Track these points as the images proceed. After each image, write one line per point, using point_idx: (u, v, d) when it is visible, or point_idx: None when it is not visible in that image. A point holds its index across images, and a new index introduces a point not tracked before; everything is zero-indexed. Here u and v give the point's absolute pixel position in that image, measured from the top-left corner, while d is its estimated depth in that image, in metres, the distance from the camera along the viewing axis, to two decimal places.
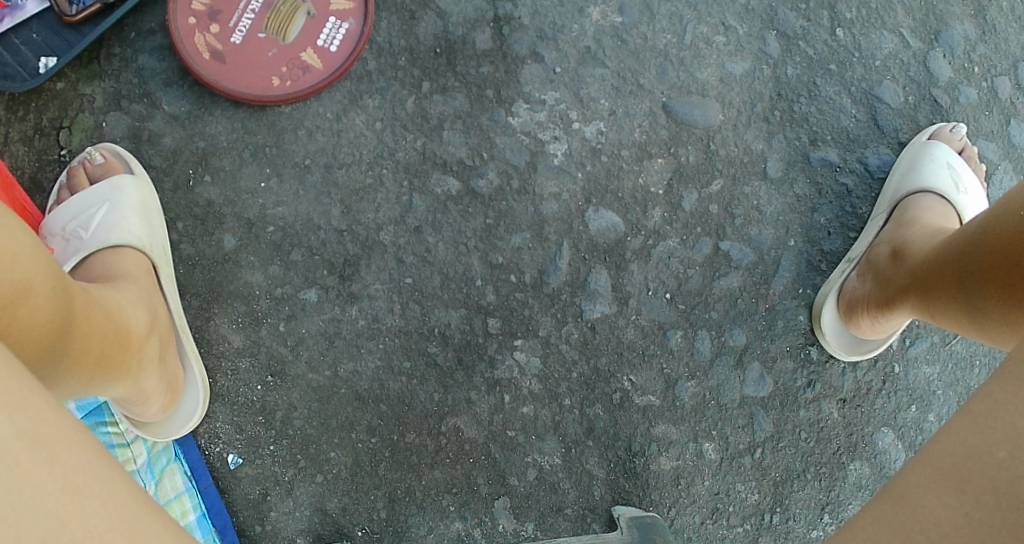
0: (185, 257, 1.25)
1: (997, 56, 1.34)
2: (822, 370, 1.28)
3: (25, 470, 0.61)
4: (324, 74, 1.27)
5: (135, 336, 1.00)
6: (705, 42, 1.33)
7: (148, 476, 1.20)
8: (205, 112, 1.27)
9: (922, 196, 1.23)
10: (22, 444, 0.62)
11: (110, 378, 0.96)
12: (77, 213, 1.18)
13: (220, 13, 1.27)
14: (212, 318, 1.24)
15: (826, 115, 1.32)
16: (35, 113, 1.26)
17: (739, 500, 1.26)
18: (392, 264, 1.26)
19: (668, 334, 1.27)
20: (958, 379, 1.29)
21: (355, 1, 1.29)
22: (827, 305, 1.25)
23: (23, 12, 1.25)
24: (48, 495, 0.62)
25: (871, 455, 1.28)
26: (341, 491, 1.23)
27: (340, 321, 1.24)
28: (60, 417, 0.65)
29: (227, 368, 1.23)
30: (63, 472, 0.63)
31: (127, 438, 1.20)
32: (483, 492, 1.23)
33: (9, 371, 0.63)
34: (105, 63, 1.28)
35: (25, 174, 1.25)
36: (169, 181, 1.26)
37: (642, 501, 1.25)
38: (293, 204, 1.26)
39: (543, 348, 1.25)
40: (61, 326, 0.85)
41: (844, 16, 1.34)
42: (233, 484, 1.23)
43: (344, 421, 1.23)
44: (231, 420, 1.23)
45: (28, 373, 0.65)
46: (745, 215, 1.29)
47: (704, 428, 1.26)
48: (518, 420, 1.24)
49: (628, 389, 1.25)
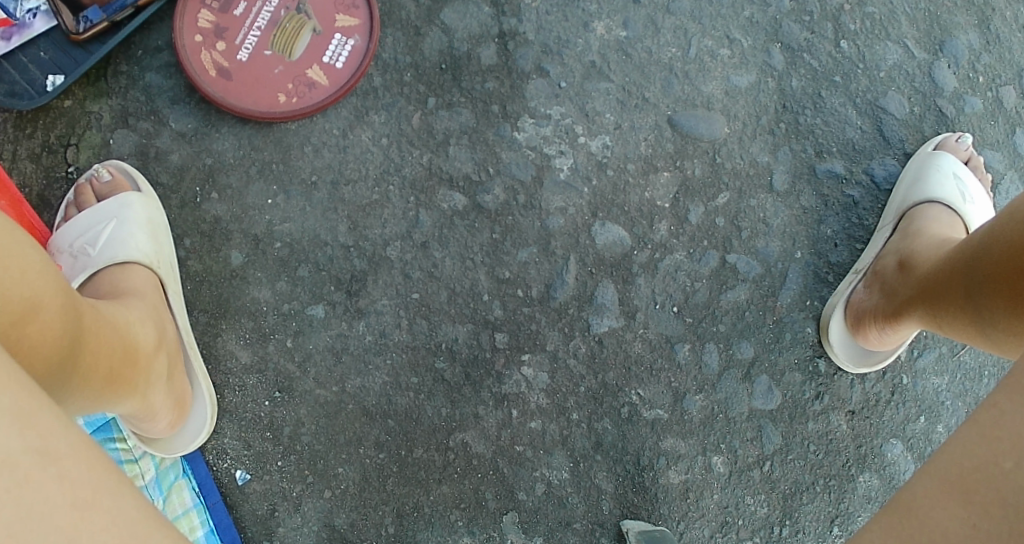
0: (193, 274, 1.26)
1: (1001, 65, 1.34)
2: (830, 382, 1.28)
3: (34, 488, 0.61)
4: (330, 91, 1.28)
5: (144, 352, 1.00)
6: (710, 56, 1.33)
7: (156, 492, 1.21)
8: (212, 129, 1.28)
9: (928, 206, 1.23)
10: (32, 460, 0.62)
11: (119, 395, 0.97)
12: (85, 230, 1.19)
13: (226, 31, 1.28)
14: (219, 334, 1.24)
15: (832, 127, 1.32)
16: (42, 130, 1.27)
17: (748, 514, 1.25)
18: (399, 280, 1.26)
19: (676, 348, 1.26)
20: (966, 389, 1.28)
21: (360, 17, 1.30)
22: (834, 318, 1.25)
23: (30, 31, 1.25)
24: (58, 510, 0.62)
25: (881, 467, 1.27)
26: (349, 506, 1.23)
27: (347, 336, 1.25)
28: (70, 433, 0.65)
29: (234, 384, 1.24)
30: (73, 487, 0.63)
31: (135, 454, 1.21)
32: (491, 507, 1.23)
33: (18, 388, 0.64)
34: (112, 81, 1.28)
35: (33, 191, 1.26)
36: (177, 198, 1.27)
37: (651, 515, 1.24)
38: (300, 220, 1.27)
39: (551, 363, 1.25)
40: (70, 342, 0.85)
41: (848, 27, 1.34)
42: (241, 500, 1.22)
43: (352, 436, 1.23)
44: (239, 436, 1.23)
45: (38, 389, 0.65)
46: (752, 228, 1.29)
47: (713, 441, 1.26)
48: (526, 435, 1.24)
49: (636, 403, 1.25)
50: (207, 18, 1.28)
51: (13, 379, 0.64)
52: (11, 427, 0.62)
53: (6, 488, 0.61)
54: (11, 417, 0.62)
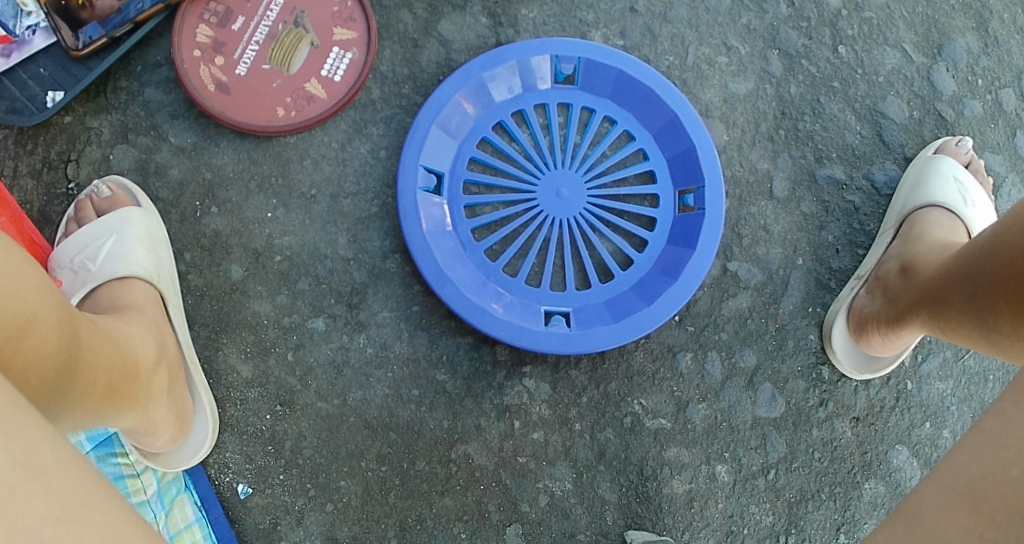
0: (193, 288, 1.25)
1: (1000, 68, 1.34)
2: (833, 389, 1.27)
3: (20, 503, 0.61)
4: (328, 105, 1.27)
5: (143, 367, 1.00)
6: (707, 64, 1.33)
7: (159, 507, 1.18)
8: (211, 144, 1.28)
9: (929, 210, 1.22)
10: (18, 475, 0.62)
11: (117, 410, 0.96)
12: (84, 245, 1.18)
13: (225, 46, 1.27)
14: (220, 348, 1.24)
15: (831, 132, 1.32)
16: (42, 146, 1.27)
17: (754, 523, 1.25)
18: (400, 292, 1.26)
19: (678, 356, 1.26)
20: (971, 394, 1.28)
21: (358, 30, 1.29)
22: (837, 324, 1.24)
23: (29, 47, 1.24)
24: (44, 526, 0.61)
25: (886, 473, 1.26)
26: (352, 520, 1.22)
27: (348, 349, 1.24)
28: (57, 447, 0.65)
29: (236, 398, 1.23)
30: (59, 503, 0.63)
31: (137, 469, 1.19)
32: (494, 519, 1.23)
33: (5, 403, 0.63)
34: (111, 96, 1.28)
35: (34, 207, 1.26)
36: (177, 213, 1.27)
37: (655, 526, 1.24)
38: (300, 234, 1.27)
39: (552, 373, 1.25)
40: (66, 358, 0.85)
41: (845, 33, 1.34)
42: (243, 514, 1.22)
43: (354, 449, 1.23)
44: (240, 450, 1.23)
45: (26, 403, 0.65)
46: (753, 235, 1.29)
47: (716, 450, 1.25)
48: (528, 447, 1.24)
49: (638, 413, 1.25)
50: (205, 33, 1.27)
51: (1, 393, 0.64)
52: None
53: None
54: None
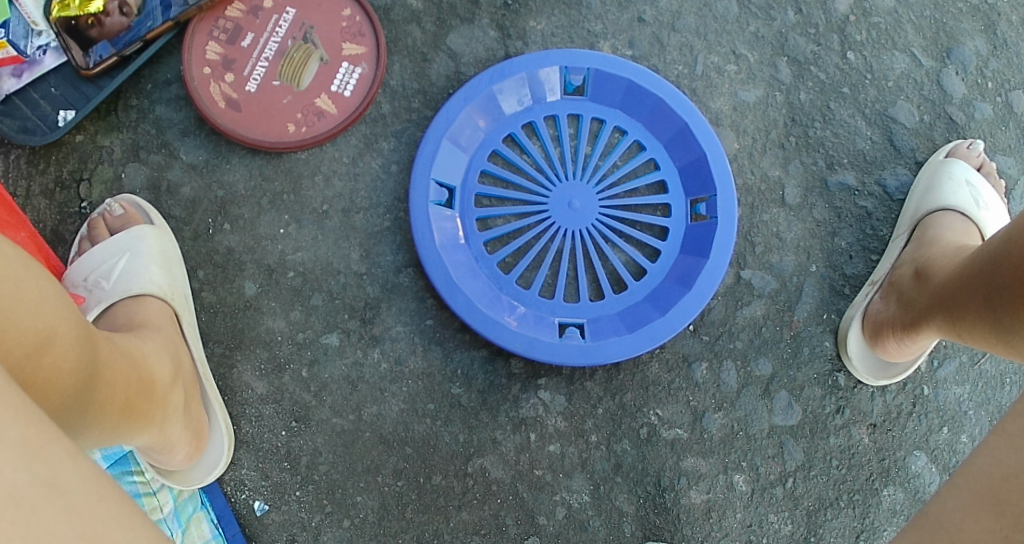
0: (207, 305, 1.26)
1: (1009, 71, 1.34)
2: (850, 396, 1.26)
3: (41, 521, 0.61)
4: (338, 119, 1.27)
5: (159, 384, 0.99)
6: (717, 72, 1.33)
7: (175, 525, 1.18)
8: (222, 161, 1.28)
9: (942, 214, 1.22)
10: (39, 492, 0.62)
11: (134, 428, 0.95)
12: (98, 263, 1.18)
13: (234, 63, 1.28)
14: (235, 365, 1.24)
15: (841, 138, 1.32)
16: (54, 166, 1.27)
17: (773, 532, 1.24)
18: (413, 305, 1.26)
19: (693, 367, 1.25)
20: (989, 398, 1.27)
21: (367, 44, 1.29)
22: (853, 329, 1.24)
23: (40, 67, 1.25)
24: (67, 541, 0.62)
25: (905, 480, 1.26)
26: (369, 535, 1.22)
27: (363, 365, 1.24)
28: (79, 465, 0.65)
29: (251, 415, 1.23)
30: (81, 521, 0.63)
31: (153, 487, 1.19)
32: (512, 532, 1.22)
33: (23, 419, 0.63)
34: (122, 114, 1.29)
35: (47, 227, 1.27)
36: (189, 230, 1.27)
37: (674, 536, 1.23)
38: (313, 249, 1.27)
39: (567, 385, 1.25)
40: (85, 374, 0.85)
41: (853, 38, 1.34)
42: (260, 531, 1.22)
43: (369, 464, 1.23)
44: (256, 466, 1.23)
45: (47, 420, 0.65)
46: (766, 243, 1.29)
47: (733, 459, 1.25)
48: (545, 459, 1.23)
49: (654, 423, 1.24)
50: (214, 50, 1.28)
51: (19, 410, 0.63)
52: (17, 459, 0.61)
53: (12, 521, 0.60)
54: (13, 448, 0.61)
